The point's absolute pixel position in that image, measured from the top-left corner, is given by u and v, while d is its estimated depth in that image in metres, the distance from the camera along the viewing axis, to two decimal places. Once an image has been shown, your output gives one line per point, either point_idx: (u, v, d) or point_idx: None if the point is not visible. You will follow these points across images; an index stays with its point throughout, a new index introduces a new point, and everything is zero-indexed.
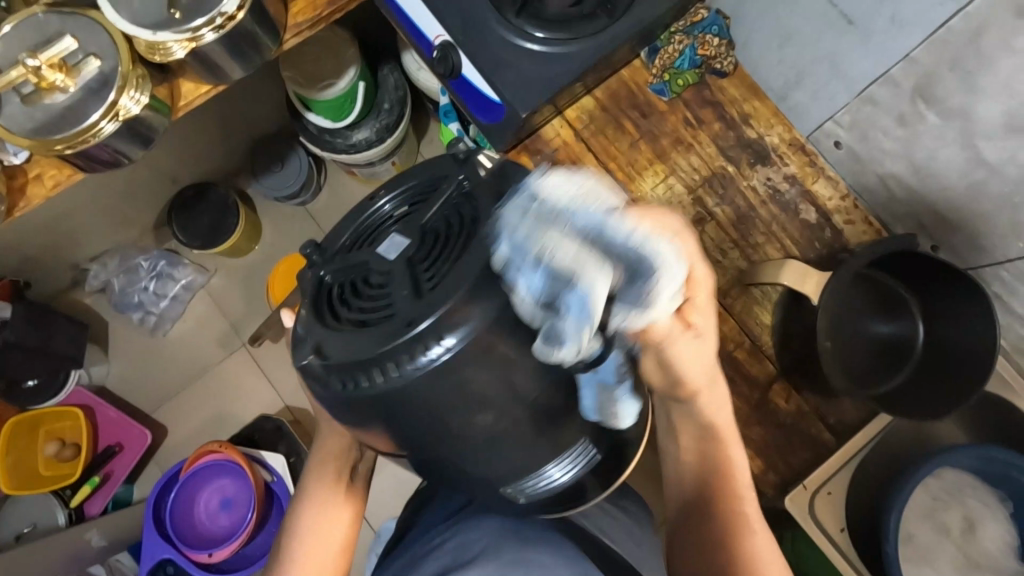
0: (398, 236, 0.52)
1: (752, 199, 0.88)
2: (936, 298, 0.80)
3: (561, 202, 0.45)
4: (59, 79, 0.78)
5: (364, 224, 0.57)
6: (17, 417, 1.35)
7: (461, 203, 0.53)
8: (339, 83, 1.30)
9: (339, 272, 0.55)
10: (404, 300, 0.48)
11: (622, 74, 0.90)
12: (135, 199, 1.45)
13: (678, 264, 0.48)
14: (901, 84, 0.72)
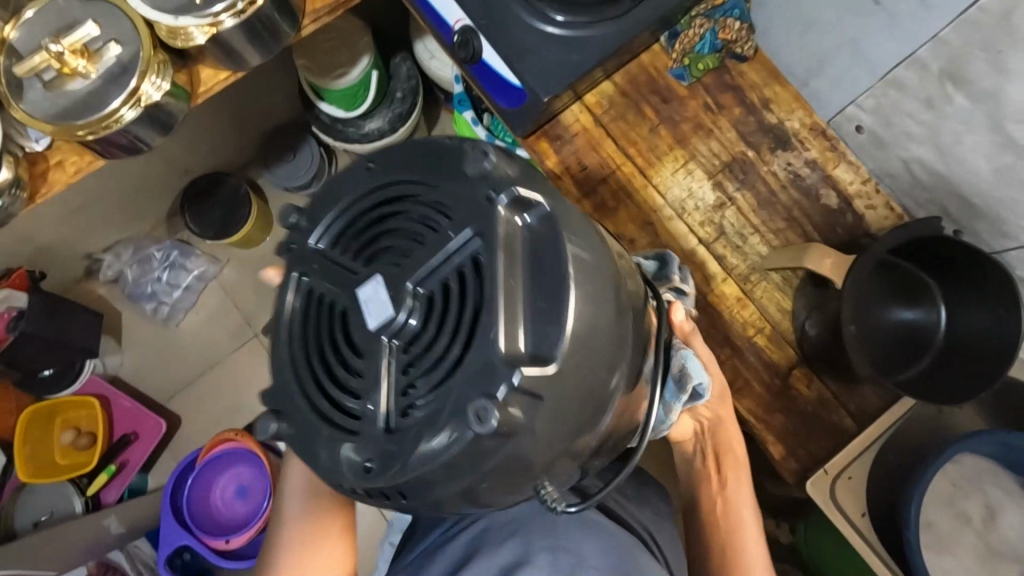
0: (383, 280, 0.44)
1: (774, 185, 0.87)
2: (962, 282, 0.79)
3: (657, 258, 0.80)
4: (81, 65, 0.79)
5: (336, 226, 0.48)
6: (34, 406, 1.39)
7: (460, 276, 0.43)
8: (353, 72, 1.30)
9: (317, 317, 0.47)
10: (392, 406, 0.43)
11: (642, 59, 0.89)
12: (148, 189, 1.46)
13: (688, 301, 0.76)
14: (928, 67, 0.71)
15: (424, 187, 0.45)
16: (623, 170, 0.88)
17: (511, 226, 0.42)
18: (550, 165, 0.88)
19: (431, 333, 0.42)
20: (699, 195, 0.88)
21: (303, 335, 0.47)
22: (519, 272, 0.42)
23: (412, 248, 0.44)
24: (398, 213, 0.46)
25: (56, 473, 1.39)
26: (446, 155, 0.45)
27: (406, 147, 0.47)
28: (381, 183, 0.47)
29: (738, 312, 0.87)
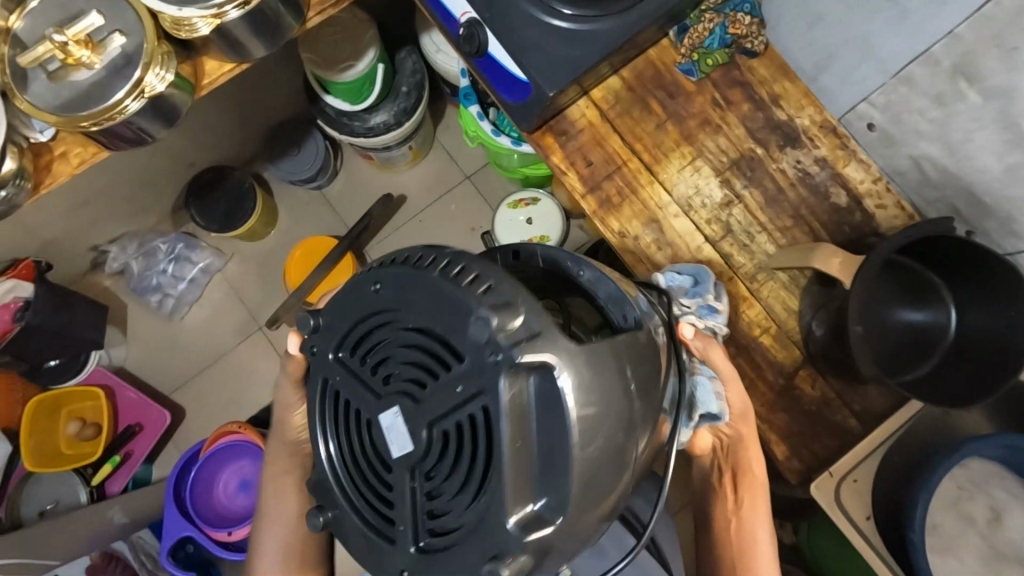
0: (400, 416, 0.51)
1: (782, 182, 0.86)
2: (973, 284, 0.78)
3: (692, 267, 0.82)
4: (85, 55, 0.78)
5: (354, 343, 0.54)
6: (40, 396, 1.39)
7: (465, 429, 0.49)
8: (359, 66, 1.30)
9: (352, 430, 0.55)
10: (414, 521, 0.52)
11: (649, 54, 0.89)
12: (153, 181, 1.46)
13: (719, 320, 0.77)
14: (940, 63, 0.70)
15: (429, 330, 0.50)
16: (628, 166, 0.87)
17: (509, 384, 0.47)
18: (556, 160, 0.88)
19: (445, 469, 0.50)
20: (706, 192, 0.87)
21: (336, 442, 0.56)
22: (522, 417, 0.48)
23: (423, 388, 0.50)
24: (407, 348, 0.51)
25: (61, 463, 1.39)
26: (444, 291, 0.49)
27: (407, 277, 0.51)
28: (387, 312, 0.52)
29: (743, 311, 0.86)
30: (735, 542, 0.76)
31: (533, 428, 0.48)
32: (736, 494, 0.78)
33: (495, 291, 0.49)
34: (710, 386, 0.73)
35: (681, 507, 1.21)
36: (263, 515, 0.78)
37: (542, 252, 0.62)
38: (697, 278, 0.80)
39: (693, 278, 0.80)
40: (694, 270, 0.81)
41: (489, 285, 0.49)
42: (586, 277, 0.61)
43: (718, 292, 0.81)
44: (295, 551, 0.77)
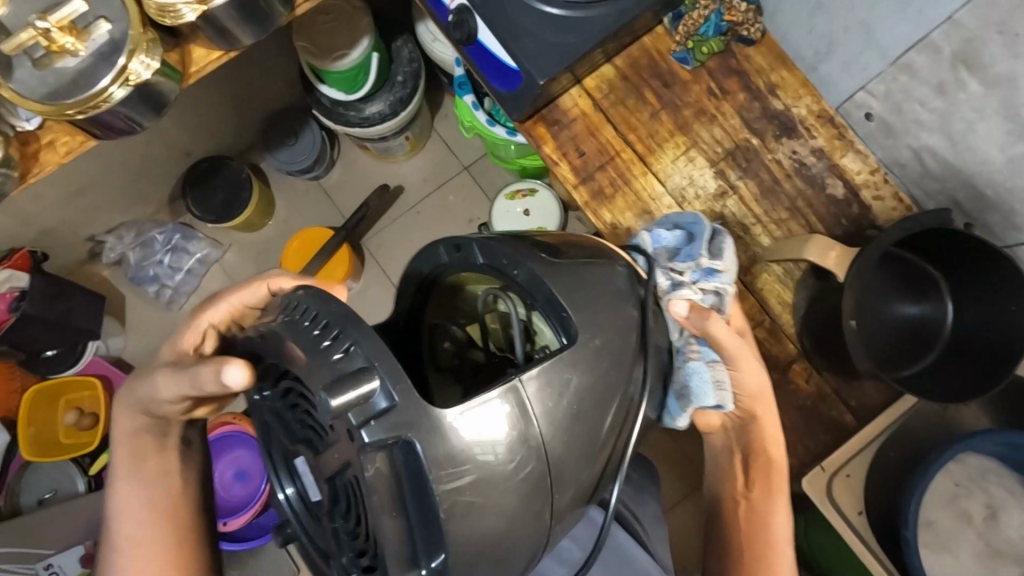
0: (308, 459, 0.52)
1: (777, 173, 0.85)
2: (972, 277, 0.77)
3: (692, 226, 0.76)
4: (69, 43, 0.77)
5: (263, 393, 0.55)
6: (38, 386, 1.40)
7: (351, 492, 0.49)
8: (353, 54, 1.28)
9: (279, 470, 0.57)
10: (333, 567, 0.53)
11: (644, 42, 0.87)
12: (149, 171, 1.45)
13: (726, 283, 0.72)
14: (941, 51, 0.68)
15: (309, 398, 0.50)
16: (622, 156, 0.86)
17: (377, 463, 0.46)
18: (548, 150, 0.86)
19: (355, 510, 0.50)
20: (701, 183, 0.85)
21: (294, 484, 0.56)
22: (398, 482, 0.48)
23: (315, 442, 0.51)
24: (297, 395, 0.51)
25: (59, 453, 1.40)
26: (309, 351, 0.48)
27: (281, 332, 0.50)
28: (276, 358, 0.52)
29: (737, 305, 0.84)
30: (745, 528, 0.76)
31: (419, 491, 0.49)
32: (747, 478, 0.77)
33: (349, 360, 0.47)
34: (706, 370, 0.72)
35: (676, 502, 1.20)
36: (134, 464, 0.69)
37: (482, 247, 0.59)
38: (692, 239, 0.75)
39: (687, 240, 0.75)
40: (691, 229, 0.76)
41: (346, 352, 0.47)
42: (521, 275, 0.58)
43: (723, 250, 0.74)
44: (154, 508, 0.69)
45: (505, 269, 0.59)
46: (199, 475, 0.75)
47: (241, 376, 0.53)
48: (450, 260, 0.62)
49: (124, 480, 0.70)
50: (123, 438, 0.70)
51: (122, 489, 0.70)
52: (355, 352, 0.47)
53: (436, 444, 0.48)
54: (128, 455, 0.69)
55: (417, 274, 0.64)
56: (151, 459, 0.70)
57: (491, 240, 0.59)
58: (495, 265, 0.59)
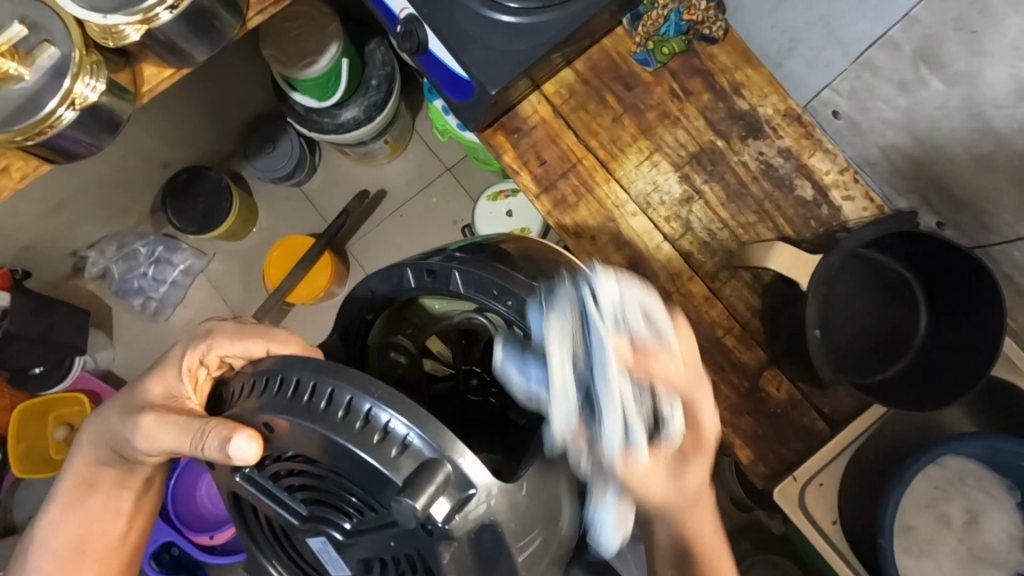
0: (330, 543, 0.50)
1: (744, 175, 0.82)
2: (943, 280, 0.75)
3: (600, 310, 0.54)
4: (12, 67, 0.76)
5: (258, 478, 0.52)
6: (29, 401, 1.41)
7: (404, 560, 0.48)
8: (321, 61, 1.25)
9: (277, 544, 0.57)
10: None
11: (603, 44, 0.84)
12: (125, 184, 1.44)
13: (675, 411, 0.54)
14: (902, 48, 0.66)
15: (356, 487, 0.47)
16: (583, 164, 0.84)
17: (451, 551, 0.46)
18: (508, 159, 0.84)
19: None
20: (665, 188, 0.83)
21: (284, 552, 0.57)
22: (467, 560, 0.47)
23: (340, 519, 0.49)
24: (317, 480, 0.48)
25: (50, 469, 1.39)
26: (359, 445, 0.45)
27: (307, 427, 0.46)
28: (294, 445, 0.48)
29: (706, 312, 0.82)
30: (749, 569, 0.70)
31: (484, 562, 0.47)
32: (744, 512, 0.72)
33: (411, 450, 0.45)
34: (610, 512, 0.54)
35: None
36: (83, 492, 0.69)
37: (463, 275, 0.57)
38: (569, 331, 0.53)
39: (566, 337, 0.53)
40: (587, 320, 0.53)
41: (404, 444, 0.45)
42: (513, 305, 0.55)
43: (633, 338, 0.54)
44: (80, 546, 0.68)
45: (492, 297, 0.56)
46: (147, 514, 0.74)
47: (253, 448, 0.49)
48: (418, 286, 0.58)
49: (64, 509, 0.69)
50: (81, 468, 0.70)
51: (60, 517, 0.69)
52: (412, 438, 0.45)
53: (510, 517, 0.47)
54: (80, 485, 0.70)
55: (372, 293, 0.61)
56: (99, 493, 0.70)
57: (473, 270, 0.56)
58: (478, 292, 0.56)
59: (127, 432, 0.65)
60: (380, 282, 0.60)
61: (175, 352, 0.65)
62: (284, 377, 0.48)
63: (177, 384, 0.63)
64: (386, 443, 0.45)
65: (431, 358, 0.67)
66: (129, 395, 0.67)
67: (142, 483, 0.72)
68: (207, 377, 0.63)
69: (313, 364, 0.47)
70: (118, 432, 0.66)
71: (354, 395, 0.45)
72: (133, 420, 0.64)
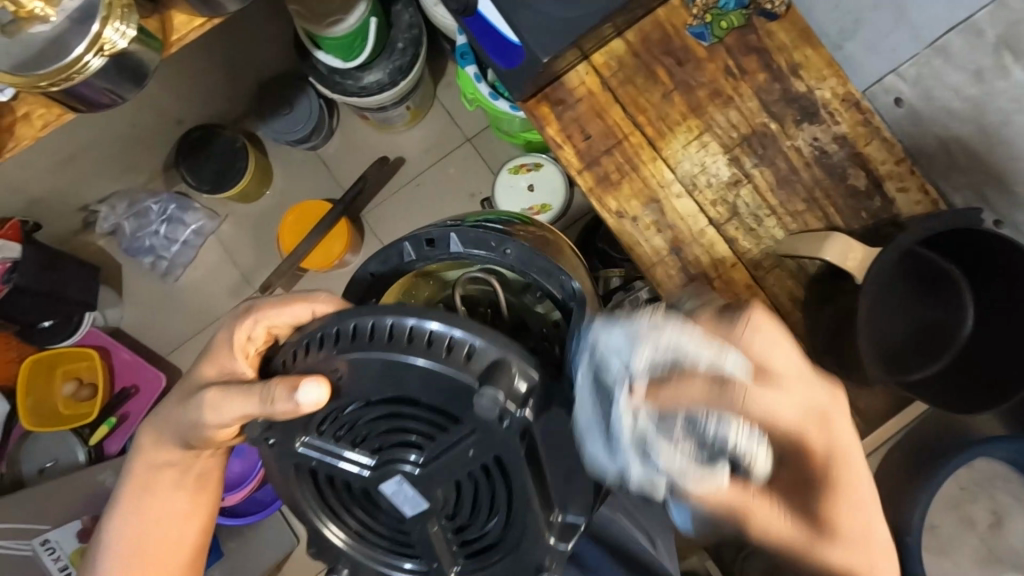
0: (404, 483, 0.54)
1: (795, 161, 0.79)
2: (992, 279, 0.73)
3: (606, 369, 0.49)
4: (38, 7, 0.71)
5: (328, 425, 0.55)
6: (35, 356, 1.37)
7: (485, 471, 0.53)
8: (349, 20, 1.20)
9: (340, 494, 0.59)
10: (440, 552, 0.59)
11: (657, 14, 0.80)
12: (139, 138, 1.39)
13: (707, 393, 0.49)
14: (984, 34, 0.65)
15: (422, 409, 0.51)
16: (628, 142, 0.80)
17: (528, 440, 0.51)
18: (551, 132, 0.81)
19: (465, 509, 0.56)
20: (713, 171, 0.80)
21: (350, 504, 0.60)
22: (540, 451, 0.52)
23: (417, 450, 0.53)
24: (374, 427, 0.53)
25: (59, 423, 1.38)
26: (433, 359, 0.48)
27: (371, 356, 0.49)
28: (367, 393, 0.52)
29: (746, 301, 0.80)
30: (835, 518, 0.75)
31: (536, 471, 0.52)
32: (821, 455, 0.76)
33: (480, 355, 0.48)
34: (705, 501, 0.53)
35: None
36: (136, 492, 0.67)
37: (459, 235, 0.66)
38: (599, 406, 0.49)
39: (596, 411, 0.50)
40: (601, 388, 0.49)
41: (469, 352, 0.49)
42: (513, 252, 0.65)
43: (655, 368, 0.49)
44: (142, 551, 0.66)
45: (493, 248, 0.65)
46: (211, 513, 0.71)
47: (322, 391, 0.50)
48: (419, 256, 0.67)
49: (125, 511, 0.67)
50: (140, 467, 0.67)
51: (120, 518, 0.66)
52: (478, 345, 0.49)
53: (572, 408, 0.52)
54: (138, 487, 0.67)
55: (373, 275, 0.69)
56: (158, 493, 0.67)
57: (468, 230, 0.66)
58: (478, 244, 0.66)
59: (189, 421, 0.62)
60: (381, 262, 0.69)
61: (220, 337, 0.62)
62: (342, 329, 0.51)
63: (229, 361, 0.61)
64: (441, 354, 0.48)
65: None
66: (186, 395, 0.64)
67: (198, 481, 0.68)
68: (258, 356, 0.62)
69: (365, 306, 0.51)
70: (183, 426, 0.63)
71: (418, 318, 0.49)
72: (195, 406, 0.61)
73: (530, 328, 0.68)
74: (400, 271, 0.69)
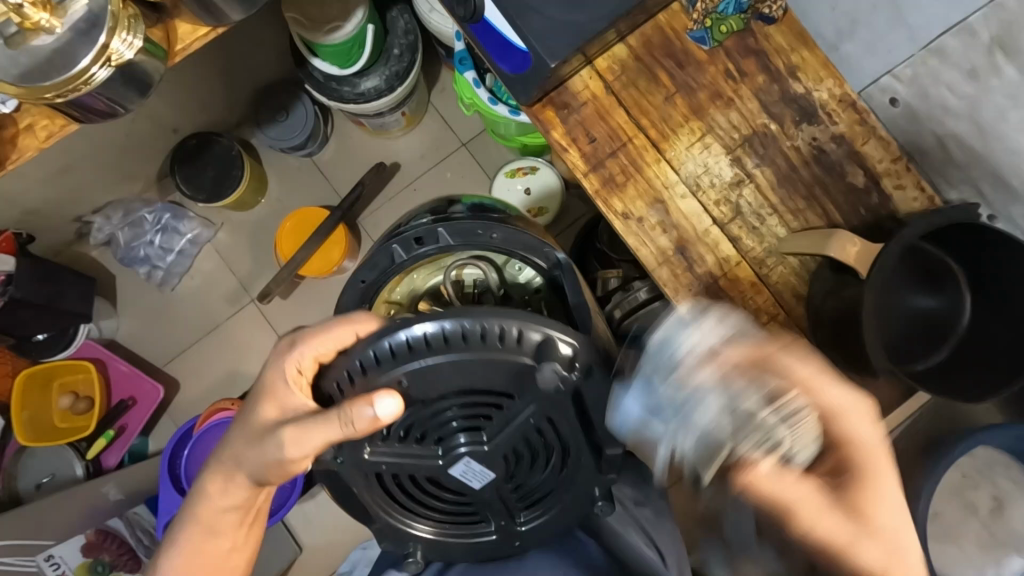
0: (473, 461, 0.64)
1: (796, 160, 0.81)
2: (988, 270, 0.75)
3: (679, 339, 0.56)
4: (44, 19, 0.71)
5: (395, 427, 0.62)
6: (30, 369, 1.35)
7: (541, 432, 0.64)
8: (347, 27, 1.21)
9: (409, 485, 0.68)
10: (505, 511, 0.71)
11: (658, 19, 0.82)
12: (135, 147, 1.38)
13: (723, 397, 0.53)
14: (978, 35, 0.69)
15: (484, 391, 0.60)
16: (633, 143, 0.82)
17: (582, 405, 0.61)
18: (556, 136, 0.82)
19: (524, 471, 0.67)
20: (716, 171, 0.82)
21: (420, 493, 0.69)
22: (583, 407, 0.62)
23: (485, 428, 0.63)
24: (438, 418, 0.62)
25: (56, 438, 1.36)
26: (492, 352, 0.57)
27: (438, 360, 0.57)
28: (432, 391, 0.59)
29: (752, 298, 0.82)
30: None
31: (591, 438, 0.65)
32: None
33: (527, 337, 0.57)
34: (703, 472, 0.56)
35: None
36: (193, 531, 0.68)
37: (449, 229, 0.72)
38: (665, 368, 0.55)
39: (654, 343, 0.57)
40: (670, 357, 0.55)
41: (518, 336, 0.57)
42: (499, 236, 0.71)
43: (709, 343, 0.55)
44: None
45: (482, 235, 0.71)
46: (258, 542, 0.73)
47: (396, 403, 0.56)
48: (409, 256, 0.72)
49: (185, 546, 0.68)
50: (202, 510, 0.68)
51: (181, 551, 0.68)
52: (526, 329, 0.57)
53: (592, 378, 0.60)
54: (201, 530, 0.68)
55: (364, 282, 0.74)
56: (220, 530, 0.68)
57: (455, 223, 0.71)
58: (465, 235, 0.72)
59: (271, 459, 0.61)
60: (371, 269, 0.73)
61: (266, 374, 0.63)
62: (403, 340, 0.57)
63: (287, 397, 0.61)
64: (496, 342, 0.57)
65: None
66: (246, 429, 0.64)
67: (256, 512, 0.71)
68: (310, 383, 0.63)
69: (415, 319, 0.57)
70: (257, 464, 0.63)
71: (468, 318, 0.57)
72: (273, 445, 0.60)
73: (512, 297, 0.75)
74: (392, 273, 0.73)
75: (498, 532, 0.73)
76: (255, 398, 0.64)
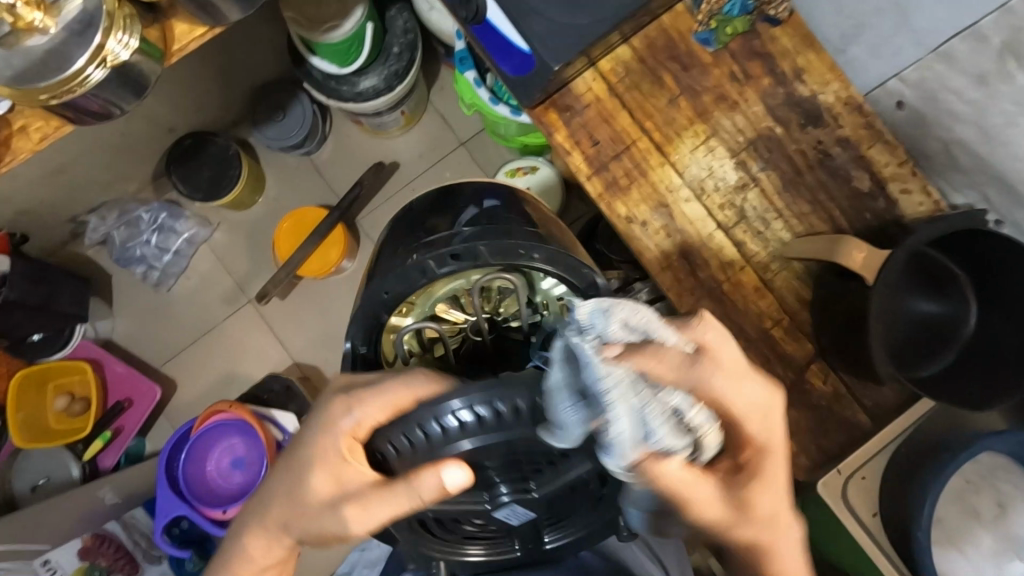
0: (520, 505, 0.62)
1: (801, 165, 0.80)
2: (994, 276, 0.75)
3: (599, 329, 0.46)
4: (38, 19, 0.70)
5: None
6: (25, 370, 1.33)
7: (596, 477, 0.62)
8: (345, 25, 1.19)
9: (445, 522, 0.66)
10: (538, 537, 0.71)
11: (663, 20, 0.81)
12: (131, 146, 1.36)
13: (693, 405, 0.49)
14: (988, 40, 0.67)
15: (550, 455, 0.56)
16: (637, 146, 0.81)
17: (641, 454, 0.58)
18: (559, 139, 0.81)
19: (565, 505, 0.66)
20: (720, 175, 0.81)
21: (455, 529, 0.67)
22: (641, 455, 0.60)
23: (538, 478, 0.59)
24: (501, 479, 0.57)
25: (51, 440, 1.34)
26: None
27: (507, 432, 0.51)
28: (492, 454, 0.54)
29: (756, 303, 0.81)
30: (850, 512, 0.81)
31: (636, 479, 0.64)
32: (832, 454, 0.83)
33: None
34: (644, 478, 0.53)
35: None
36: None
37: (488, 245, 0.66)
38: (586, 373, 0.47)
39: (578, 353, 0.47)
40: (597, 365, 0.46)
41: None
42: (541, 255, 0.67)
43: (628, 330, 0.47)
44: None
45: (522, 255, 0.67)
46: None
47: (465, 474, 0.51)
48: (443, 271, 0.67)
49: None
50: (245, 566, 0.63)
51: None
52: None
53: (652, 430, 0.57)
54: None
55: (389, 294, 0.68)
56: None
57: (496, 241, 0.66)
58: (503, 252, 0.66)
59: (331, 531, 0.57)
60: (399, 281, 0.68)
61: (310, 440, 0.57)
62: (454, 406, 0.51)
63: (339, 468, 0.56)
64: None
65: (449, 326, 0.72)
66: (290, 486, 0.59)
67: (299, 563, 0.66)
68: (361, 445, 0.57)
69: (459, 391, 0.50)
70: (311, 530, 0.59)
71: (513, 389, 0.50)
72: (331, 515, 0.56)
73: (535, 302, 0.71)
74: (422, 287, 0.69)
75: (523, 551, 0.72)
76: (300, 463, 0.58)
